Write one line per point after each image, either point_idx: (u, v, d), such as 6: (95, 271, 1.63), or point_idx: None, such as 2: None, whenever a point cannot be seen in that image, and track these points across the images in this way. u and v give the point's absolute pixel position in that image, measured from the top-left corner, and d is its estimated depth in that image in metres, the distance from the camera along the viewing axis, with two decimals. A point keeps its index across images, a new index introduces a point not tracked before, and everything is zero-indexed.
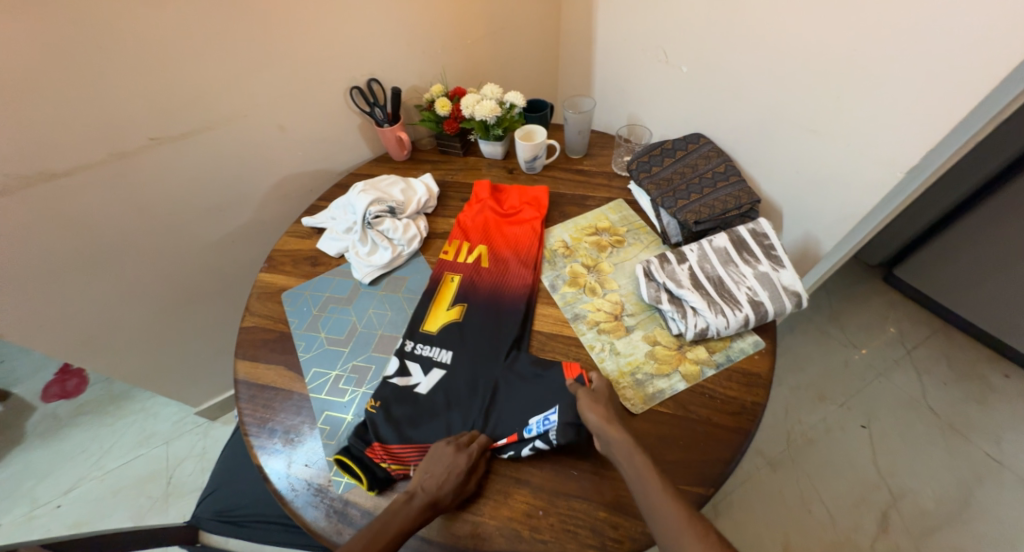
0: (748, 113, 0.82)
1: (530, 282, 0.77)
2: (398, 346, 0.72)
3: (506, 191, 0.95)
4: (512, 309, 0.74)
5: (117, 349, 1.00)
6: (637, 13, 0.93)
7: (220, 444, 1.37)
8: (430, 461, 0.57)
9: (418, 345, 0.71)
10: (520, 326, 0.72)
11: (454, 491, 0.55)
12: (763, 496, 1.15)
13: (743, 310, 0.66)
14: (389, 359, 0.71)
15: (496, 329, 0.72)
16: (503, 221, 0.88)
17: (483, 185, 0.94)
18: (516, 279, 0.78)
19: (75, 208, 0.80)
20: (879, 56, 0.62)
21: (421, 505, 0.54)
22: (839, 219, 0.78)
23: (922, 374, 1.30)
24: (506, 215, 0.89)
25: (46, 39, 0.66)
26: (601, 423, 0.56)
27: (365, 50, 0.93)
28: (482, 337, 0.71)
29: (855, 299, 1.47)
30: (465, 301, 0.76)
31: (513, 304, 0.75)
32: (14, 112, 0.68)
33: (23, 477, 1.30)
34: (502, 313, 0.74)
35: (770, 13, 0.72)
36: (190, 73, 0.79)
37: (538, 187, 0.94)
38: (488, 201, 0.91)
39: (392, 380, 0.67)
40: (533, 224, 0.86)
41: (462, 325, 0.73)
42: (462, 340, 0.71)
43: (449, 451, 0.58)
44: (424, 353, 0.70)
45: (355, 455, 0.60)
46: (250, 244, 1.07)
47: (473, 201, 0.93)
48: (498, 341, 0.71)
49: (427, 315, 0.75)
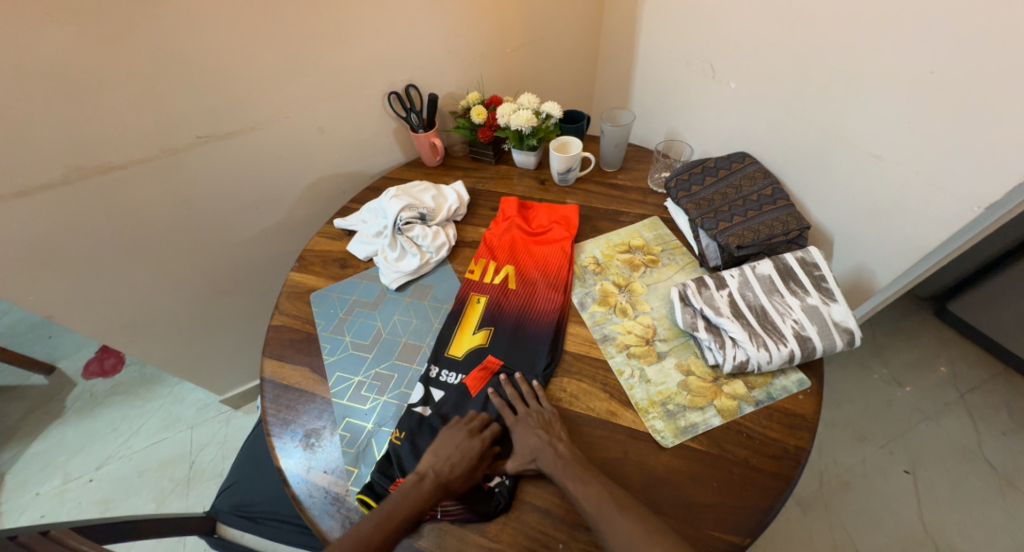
0: (801, 132, 0.78)
1: (559, 305, 0.74)
2: (422, 371, 0.70)
3: (534, 209, 0.93)
4: (540, 337, 0.71)
5: (153, 336, 1.03)
6: (684, 27, 0.90)
7: (241, 433, 1.39)
8: (441, 445, 0.59)
9: (443, 371, 0.69)
10: (548, 355, 0.69)
11: (465, 476, 0.57)
12: (792, 538, 1.09)
13: (788, 345, 0.62)
14: (413, 387, 0.68)
15: (523, 359, 0.69)
16: (530, 240, 0.86)
17: (511, 202, 0.92)
18: (545, 303, 0.75)
19: (124, 200, 0.82)
20: (961, 80, 0.57)
21: (435, 491, 0.55)
22: (898, 250, 0.72)
23: (977, 421, 1.21)
24: (534, 235, 0.87)
25: (112, 39, 0.68)
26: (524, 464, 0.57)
27: (406, 56, 0.94)
28: (510, 366, 0.69)
29: (902, 333, 1.38)
30: (491, 325, 0.74)
31: (541, 329, 0.72)
32: (77, 108, 0.71)
33: (59, 450, 1.35)
34: (530, 338, 0.71)
35: (833, 30, 0.68)
36: (240, 74, 0.81)
37: (568, 205, 0.92)
38: (516, 218, 0.89)
39: (415, 408, 0.65)
40: (564, 244, 0.84)
41: (487, 352, 0.71)
42: (489, 370, 0.68)
43: (461, 436, 0.60)
44: (449, 380, 0.68)
45: (379, 494, 0.58)
46: (282, 241, 1.09)
47: (500, 217, 0.91)
48: (525, 370, 0.68)
49: (452, 340, 0.73)
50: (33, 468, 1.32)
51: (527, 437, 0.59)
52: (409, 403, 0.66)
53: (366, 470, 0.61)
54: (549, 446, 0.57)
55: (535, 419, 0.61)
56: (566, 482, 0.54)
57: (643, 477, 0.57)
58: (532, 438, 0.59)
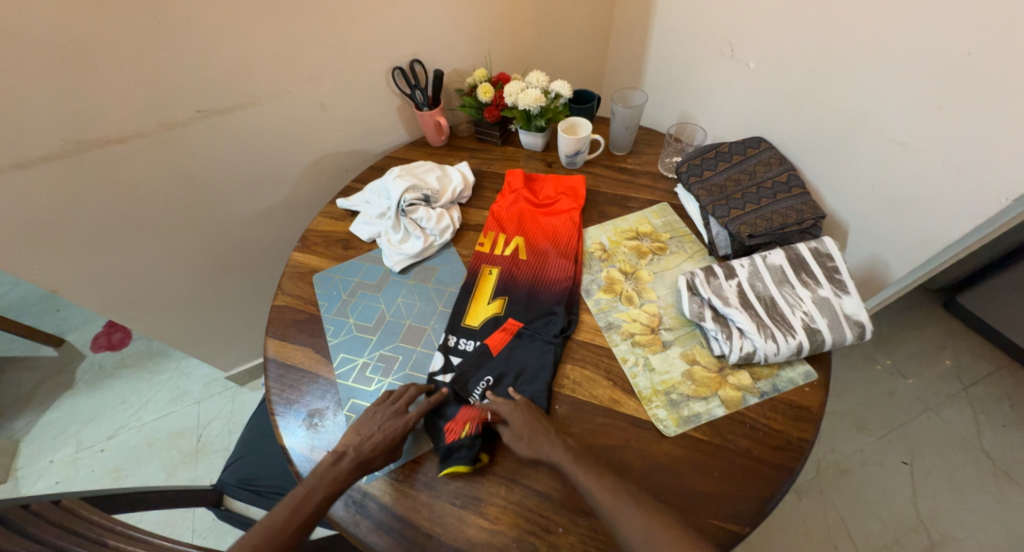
0: (820, 117, 0.75)
1: (572, 274, 0.75)
2: (440, 341, 0.70)
3: (540, 181, 0.92)
4: (553, 302, 0.72)
5: (158, 310, 1.03)
6: (704, 2, 0.86)
7: (246, 409, 1.41)
8: (368, 424, 0.59)
9: (460, 340, 0.70)
10: (566, 320, 0.69)
11: (385, 453, 0.57)
12: (787, 522, 1.10)
13: (797, 337, 0.61)
14: (433, 354, 0.69)
15: (543, 322, 0.70)
16: (538, 212, 0.86)
17: (517, 175, 0.91)
18: (558, 271, 0.76)
19: (124, 175, 0.81)
20: (998, 64, 0.54)
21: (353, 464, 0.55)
22: (915, 243, 0.71)
23: (979, 413, 1.20)
24: (541, 206, 0.87)
25: (108, 6, 0.66)
26: (530, 451, 0.56)
27: (412, 30, 0.91)
28: (531, 328, 0.70)
29: (908, 324, 1.36)
30: (505, 293, 0.74)
31: (555, 296, 0.73)
32: (74, 78, 0.69)
33: (69, 421, 1.38)
34: (545, 304, 0.72)
35: (864, 7, 0.64)
36: (240, 48, 0.78)
37: (575, 176, 0.91)
38: (523, 191, 0.88)
39: (437, 377, 0.66)
40: (571, 215, 0.84)
41: (504, 318, 0.71)
42: (509, 331, 0.69)
43: (388, 415, 0.60)
44: (466, 348, 0.69)
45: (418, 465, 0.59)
46: (285, 219, 1.08)
47: (506, 191, 0.90)
48: (546, 335, 0.69)
49: (469, 309, 0.73)
50: (46, 436, 1.35)
51: (529, 418, 0.58)
52: (426, 373, 0.67)
53: None
54: (552, 439, 0.56)
55: (530, 414, 0.59)
56: (576, 472, 0.53)
57: (644, 466, 0.56)
58: (535, 423, 0.58)
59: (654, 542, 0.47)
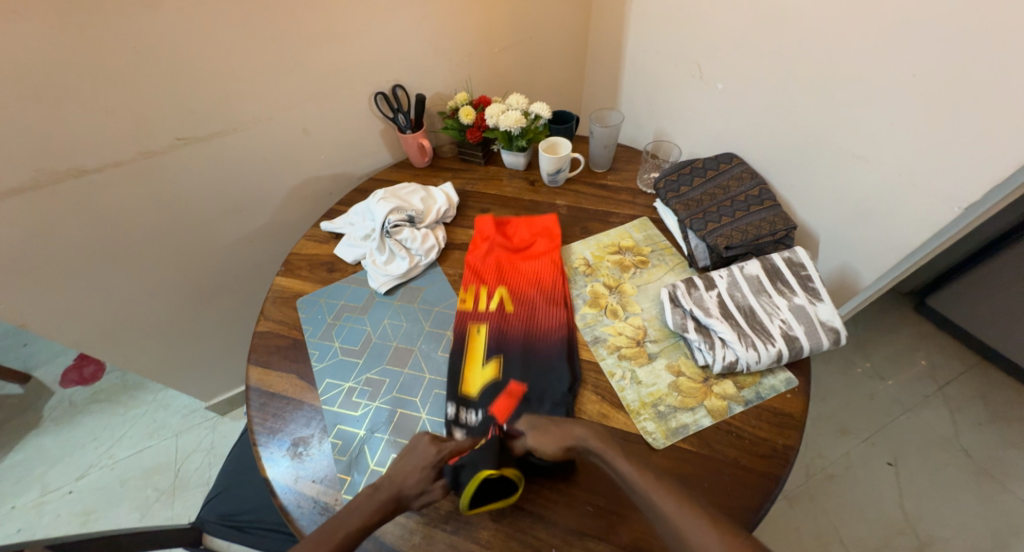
0: (786, 133, 0.79)
1: (565, 321, 0.72)
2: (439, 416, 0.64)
3: (513, 224, 0.90)
4: (553, 356, 0.69)
5: (134, 341, 1.00)
6: (672, 27, 0.90)
7: (228, 440, 1.37)
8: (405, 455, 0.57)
9: (461, 414, 0.64)
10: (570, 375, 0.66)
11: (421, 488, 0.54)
12: (779, 531, 1.10)
13: (776, 345, 0.63)
14: (421, 376, 0.69)
15: (545, 381, 0.66)
16: (516, 257, 0.83)
17: (487, 222, 0.88)
18: (549, 320, 0.73)
19: (100, 204, 0.80)
20: (939, 84, 0.58)
21: (386, 497, 0.53)
22: (882, 250, 0.74)
23: (955, 412, 1.24)
24: (517, 250, 0.84)
25: (86, 37, 0.66)
26: (562, 439, 0.57)
27: (393, 56, 0.93)
28: (535, 388, 0.65)
29: (883, 327, 1.41)
30: (500, 353, 0.70)
31: (552, 349, 0.69)
32: (48, 108, 0.68)
33: (35, 461, 1.31)
34: (544, 359, 0.68)
35: (820, 33, 0.68)
36: (220, 78, 0.79)
37: (546, 216, 0.90)
38: (496, 238, 0.85)
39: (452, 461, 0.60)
40: (551, 256, 0.82)
41: (504, 382, 0.66)
42: (515, 397, 0.65)
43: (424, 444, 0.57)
44: (470, 421, 0.63)
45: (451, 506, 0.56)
46: (268, 244, 1.07)
47: (478, 240, 0.86)
48: (550, 392, 0.65)
49: (463, 376, 0.67)
50: (10, 480, 1.28)
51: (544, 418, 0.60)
52: (415, 395, 0.67)
53: (360, 477, 0.60)
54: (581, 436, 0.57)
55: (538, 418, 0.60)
56: (611, 460, 0.54)
57: None
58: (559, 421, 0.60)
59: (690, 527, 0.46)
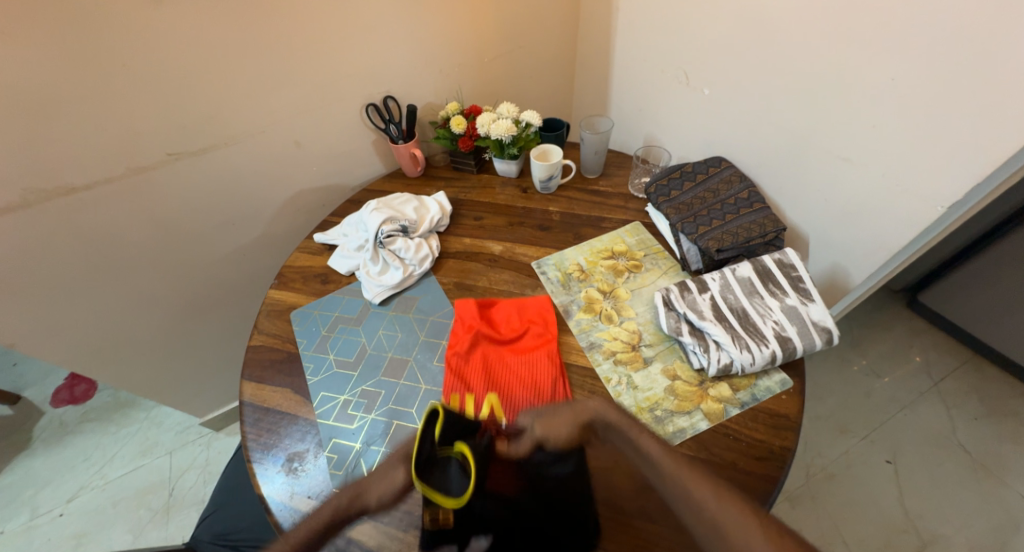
0: (774, 136, 0.80)
1: None
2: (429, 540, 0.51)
3: (498, 307, 0.77)
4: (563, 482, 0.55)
5: (127, 358, 0.99)
6: (659, 34, 0.91)
7: (223, 456, 1.35)
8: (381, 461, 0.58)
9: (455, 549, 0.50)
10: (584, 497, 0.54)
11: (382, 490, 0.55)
12: None
13: (770, 346, 0.63)
14: (417, 387, 0.69)
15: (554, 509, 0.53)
16: (506, 353, 0.71)
17: (469, 307, 0.76)
18: None
19: (91, 221, 0.80)
20: (919, 85, 0.60)
21: (344, 494, 0.54)
22: (871, 250, 0.75)
23: (951, 408, 1.25)
24: (506, 341, 0.72)
25: (76, 55, 0.66)
26: (577, 416, 0.58)
27: (383, 68, 0.93)
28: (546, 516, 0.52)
29: (877, 325, 1.42)
30: None
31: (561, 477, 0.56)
32: (37, 126, 0.68)
33: (26, 484, 1.29)
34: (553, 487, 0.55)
35: (804, 36, 0.69)
36: (211, 92, 0.79)
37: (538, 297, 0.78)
38: (482, 329, 0.73)
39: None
40: (547, 350, 0.70)
41: None
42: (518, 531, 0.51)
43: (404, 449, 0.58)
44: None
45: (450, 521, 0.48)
46: (261, 257, 1.07)
47: (461, 331, 0.74)
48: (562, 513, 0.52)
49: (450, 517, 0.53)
50: None
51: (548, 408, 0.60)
52: (411, 406, 0.66)
53: None
54: (602, 412, 0.57)
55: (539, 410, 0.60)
56: (640, 439, 0.54)
57: (634, 486, 0.57)
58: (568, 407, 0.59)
59: (721, 515, 0.47)
